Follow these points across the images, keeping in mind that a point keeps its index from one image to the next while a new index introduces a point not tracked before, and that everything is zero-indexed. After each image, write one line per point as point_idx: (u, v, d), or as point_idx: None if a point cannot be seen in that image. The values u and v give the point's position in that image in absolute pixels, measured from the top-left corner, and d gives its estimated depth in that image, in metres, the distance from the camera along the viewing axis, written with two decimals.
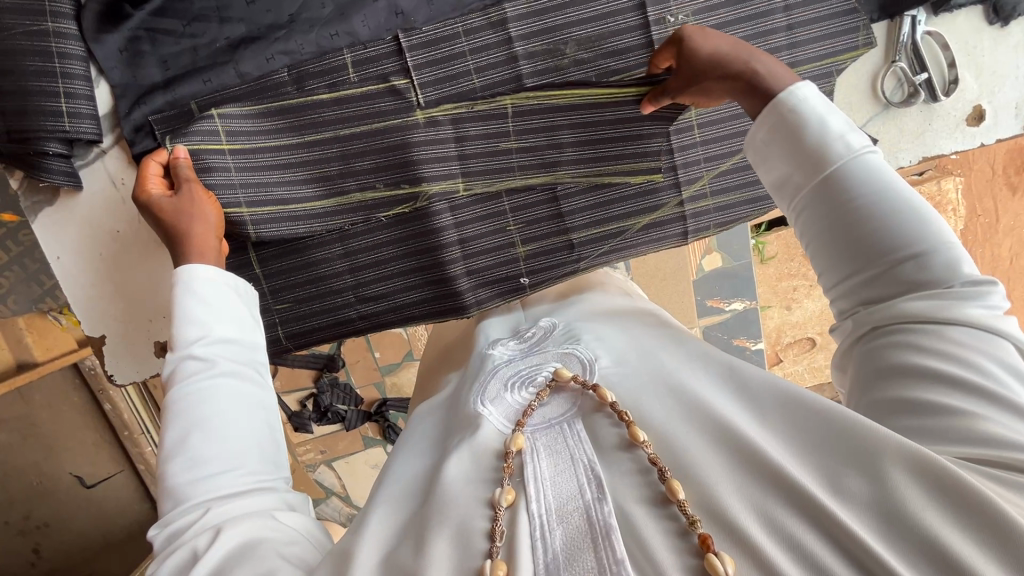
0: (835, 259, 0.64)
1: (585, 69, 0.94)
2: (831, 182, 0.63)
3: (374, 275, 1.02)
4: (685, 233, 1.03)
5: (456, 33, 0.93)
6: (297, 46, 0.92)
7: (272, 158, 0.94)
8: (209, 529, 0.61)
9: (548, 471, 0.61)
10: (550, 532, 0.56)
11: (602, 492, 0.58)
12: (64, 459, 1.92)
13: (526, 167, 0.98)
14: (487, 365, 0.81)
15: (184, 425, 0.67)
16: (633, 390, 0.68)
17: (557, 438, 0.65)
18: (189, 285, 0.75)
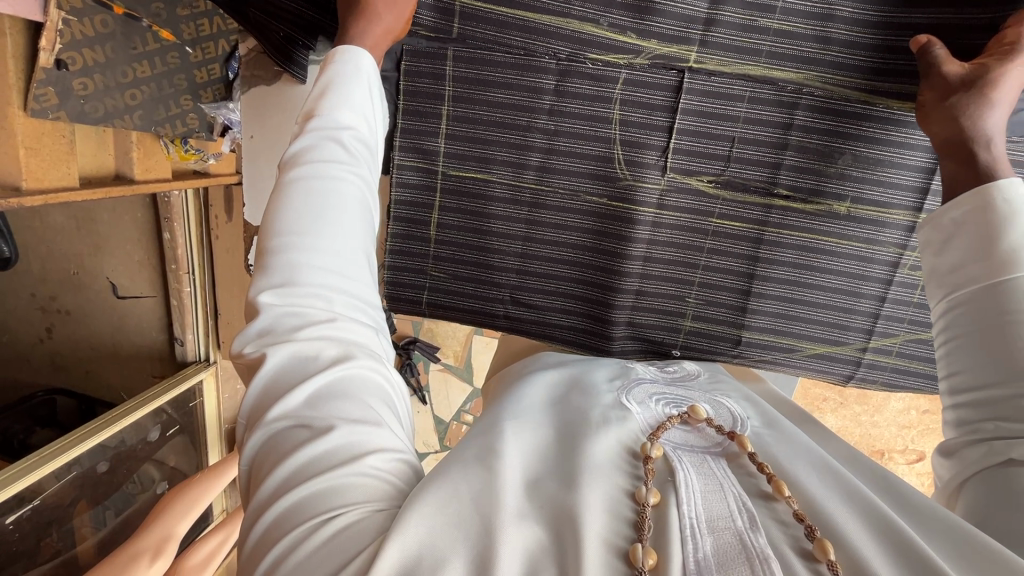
0: (974, 364, 0.61)
1: (846, 186, 0.89)
2: (1003, 292, 0.60)
3: (538, 285, 0.99)
4: (851, 376, 0.98)
5: (741, 95, 0.87)
6: (576, 35, 0.86)
7: (487, 115, 0.92)
8: (338, 344, 0.53)
9: (699, 485, 0.56)
10: (700, 536, 0.50)
11: (756, 524, 0.51)
12: (103, 259, 1.63)
13: (732, 232, 0.92)
14: (631, 374, 0.79)
15: (303, 209, 0.57)
16: (776, 453, 0.61)
17: (702, 463, 0.60)
18: (360, 62, 0.66)
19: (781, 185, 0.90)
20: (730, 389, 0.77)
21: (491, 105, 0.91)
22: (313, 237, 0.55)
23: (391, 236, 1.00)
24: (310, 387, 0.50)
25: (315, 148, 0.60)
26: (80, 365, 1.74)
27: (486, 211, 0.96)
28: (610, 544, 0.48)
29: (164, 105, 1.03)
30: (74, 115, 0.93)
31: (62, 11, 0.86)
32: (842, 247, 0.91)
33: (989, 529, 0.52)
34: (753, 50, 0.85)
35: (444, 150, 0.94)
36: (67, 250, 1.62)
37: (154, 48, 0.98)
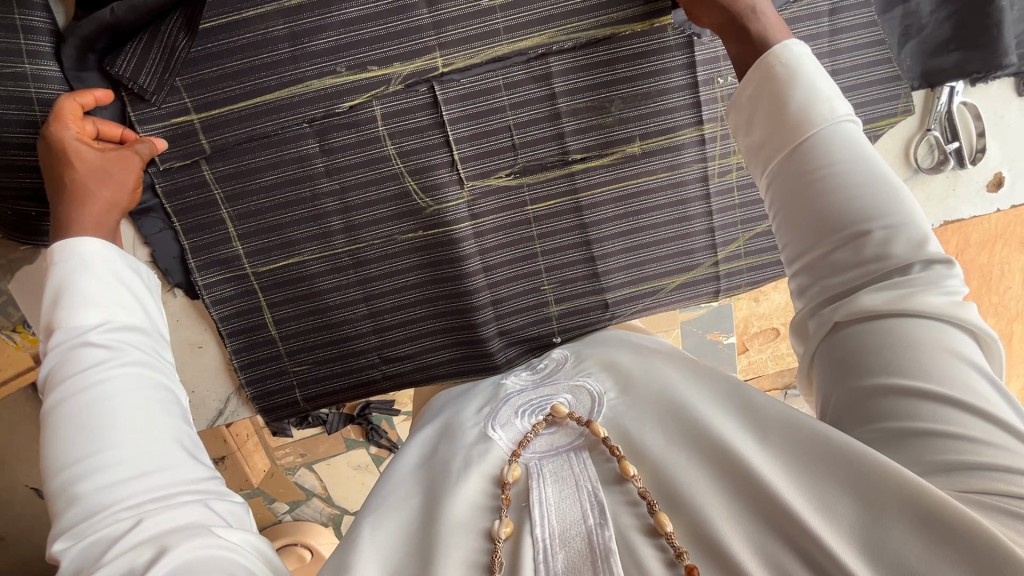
0: (800, 231, 0.59)
1: (630, 128, 0.90)
2: (805, 152, 0.59)
3: (401, 334, 0.96)
4: (718, 291, 1.01)
5: (497, 86, 0.86)
6: (302, 91, 0.82)
7: (268, 198, 0.87)
8: (149, 544, 0.51)
9: (554, 496, 0.55)
10: (552, 556, 0.50)
11: (604, 517, 0.52)
12: (6, 473, 1.46)
13: (551, 213, 0.93)
14: (500, 393, 0.76)
15: (88, 425, 0.57)
16: (630, 422, 0.61)
17: (561, 465, 0.59)
18: (80, 255, 0.64)
19: (573, 151, 0.90)
20: (592, 362, 0.75)
21: (267, 186, 0.87)
22: (97, 455, 0.56)
23: (235, 352, 0.94)
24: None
25: (69, 363, 0.60)
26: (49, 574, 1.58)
27: (316, 289, 0.92)
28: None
29: None
30: None
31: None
32: (654, 183, 0.93)
33: (840, 401, 0.53)
34: (490, 34, 0.83)
35: (244, 251, 0.89)
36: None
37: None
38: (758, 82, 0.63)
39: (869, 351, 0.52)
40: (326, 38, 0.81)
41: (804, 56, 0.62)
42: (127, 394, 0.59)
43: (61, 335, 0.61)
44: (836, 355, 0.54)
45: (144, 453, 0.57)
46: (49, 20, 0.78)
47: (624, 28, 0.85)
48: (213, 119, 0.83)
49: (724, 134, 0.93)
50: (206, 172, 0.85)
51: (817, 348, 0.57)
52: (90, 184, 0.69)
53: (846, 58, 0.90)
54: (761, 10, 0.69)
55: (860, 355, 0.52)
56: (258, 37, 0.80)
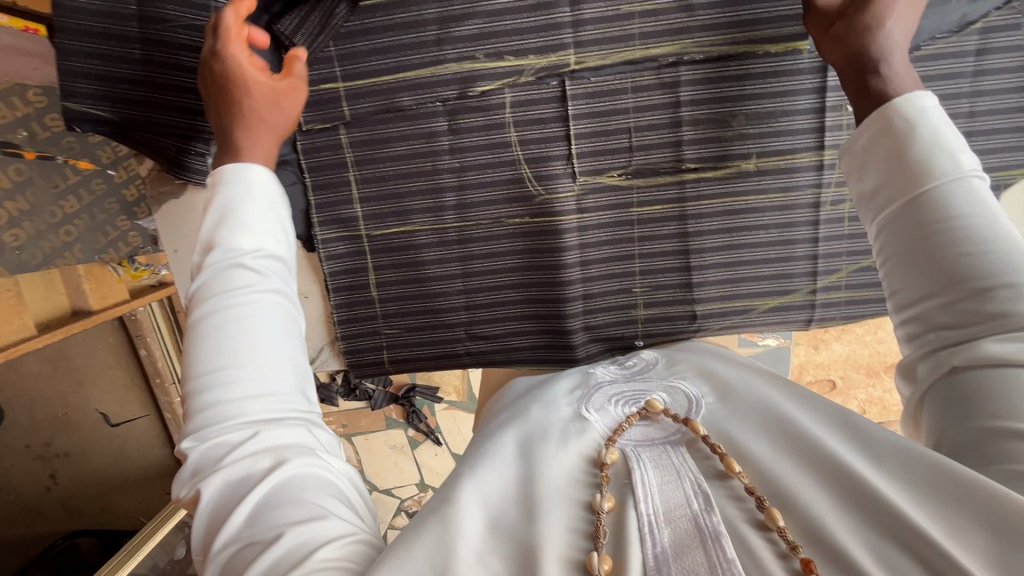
0: (912, 279, 0.57)
1: (749, 144, 0.90)
2: (923, 203, 0.57)
3: (490, 315, 1.00)
4: (810, 320, 1.00)
5: (624, 88, 0.88)
6: (442, 72, 0.88)
7: (393, 168, 0.93)
8: (269, 454, 0.56)
9: (657, 479, 0.57)
10: (657, 530, 0.52)
11: (710, 505, 0.53)
12: (89, 393, 1.67)
13: (655, 218, 0.94)
14: (590, 382, 0.79)
15: (221, 340, 0.60)
16: (731, 427, 0.62)
17: (660, 455, 0.61)
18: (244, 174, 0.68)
19: (688, 160, 0.91)
20: (686, 367, 0.77)
21: (394, 157, 0.92)
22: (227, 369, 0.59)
23: (336, 307, 1.00)
24: (249, 502, 0.53)
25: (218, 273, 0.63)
26: (93, 501, 1.74)
27: (420, 259, 0.97)
28: (571, 559, 0.51)
29: (101, 232, 1.06)
30: (15, 267, 1.00)
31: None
32: (765, 202, 0.93)
33: (953, 440, 0.52)
34: (625, 37, 0.85)
35: (362, 214, 0.95)
36: (50, 394, 1.63)
37: (74, 181, 1.02)
38: (878, 129, 0.61)
39: (987, 394, 0.50)
40: (472, 25, 0.86)
41: (929, 105, 0.60)
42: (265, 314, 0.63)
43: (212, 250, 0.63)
44: (952, 398, 0.53)
45: (267, 378, 0.60)
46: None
47: (756, 46, 0.86)
48: (357, 89, 0.89)
49: None
50: (343, 137, 0.91)
51: (930, 389, 0.55)
52: (257, 111, 0.71)
53: (985, 101, 0.88)
54: (895, 59, 0.66)
55: (980, 402, 0.50)
56: (412, 17, 0.86)
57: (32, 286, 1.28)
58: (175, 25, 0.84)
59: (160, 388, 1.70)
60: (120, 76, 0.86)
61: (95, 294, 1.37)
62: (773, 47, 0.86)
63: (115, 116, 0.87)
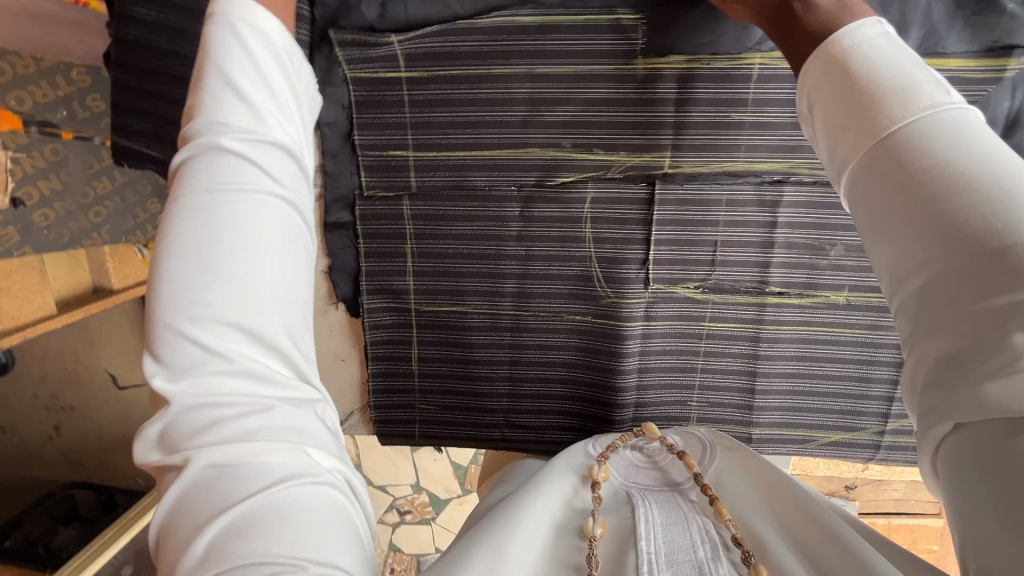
0: (900, 241, 0.40)
1: (842, 276, 0.83)
2: (901, 141, 0.41)
3: (531, 404, 0.94)
4: (870, 459, 0.93)
5: (717, 198, 0.80)
6: (521, 156, 0.80)
7: (453, 246, 0.86)
8: (281, 445, 0.41)
9: (661, 519, 0.57)
10: (658, 572, 0.51)
11: (716, 554, 0.53)
12: (100, 353, 1.60)
13: (726, 335, 0.87)
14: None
15: (201, 245, 0.42)
16: (730, 486, 0.64)
17: (665, 500, 0.62)
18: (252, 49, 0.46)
19: (773, 283, 0.84)
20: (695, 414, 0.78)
21: (456, 235, 0.86)
22: (211, 296, 0.42)
23: (373, 375, 0.95)
24: (224, 518, 0.38)
25: (206, 167, 0.44)
26: (94, 460, 1.64)
27: (467, 341, 0.91)
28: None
29: (134, 214, 1.01)
30: (40, 246, 0.90)
31: (9, 150, 0.84)
32: (848, 336, 0.86)
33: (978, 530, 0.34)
34: (729, 148, 0.77)
35: (414, 288, 0.89)
36: (60, 346, 1.57)
37: (110, 163, 0.95)
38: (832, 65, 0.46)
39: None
40: (563, 110, 0.78)
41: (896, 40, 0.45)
42: (265, 241, 0.44)
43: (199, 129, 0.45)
44: (1000, 463, 0.33)
45: (264, 307, 0.43)
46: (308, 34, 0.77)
47: None
48: (427, 161, 0.82)
49: None
50: (405, 210, 0.85)
51: (938, 441, 0.37)
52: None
53: None
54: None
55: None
56: (499, 92, 0.78)
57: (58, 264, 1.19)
58: None
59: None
60: (179, 119, 0.80)
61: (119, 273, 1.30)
62: None
63: (169, 158, 0.82)
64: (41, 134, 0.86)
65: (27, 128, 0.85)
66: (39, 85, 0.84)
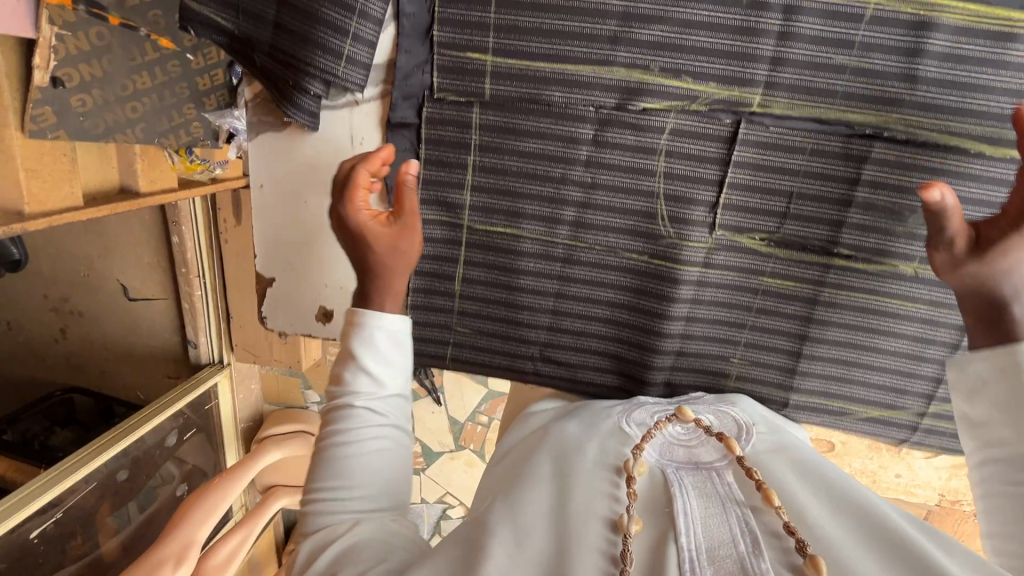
0: None
1: (916, 246, 0.80)
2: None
3: (570, 341, 0.93)
4: (904, 441, 0.92)
5: (804, 147, 0.76)
6: (604, 75, 0.76)
7: (516, 164, 0.83)
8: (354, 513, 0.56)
9: (700, 511, 0.54)
10: (699, 567, 0.48)
11: (758, 548, 0.49)
12: (113, 261, 1.44)
13: (782, 293, 0.85)
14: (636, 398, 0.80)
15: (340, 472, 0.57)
16: (776, 470, 0.60)
17: (703, 481, 0.59)
18: (373, 333, 0.61)
19: (842, 244, 0.81)
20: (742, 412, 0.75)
21: (521, 152, 0.82)
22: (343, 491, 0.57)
23: (412, 290, 0.93)
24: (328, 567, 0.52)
25: (342, 419, 0.59)
26: (97, 366, 1.58)
27: (515, 266, 0.89)
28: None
29: (168, 115, 0.89)
30: (75, 133, 0.79)
31: (54, 24, 0.75)
32: (909, 310, 0.83)
33: None
34: (825, 92, 0.73)
35: (469, 203, 0.86)
36: (70, 249, 1.41)
37: (156, 57, 0.86)
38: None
39: None
40: (656, 31, 0.74)
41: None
42: (380, 467, 0.58)
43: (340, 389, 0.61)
44: None
45: (379, 494, 0.58)
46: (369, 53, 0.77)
47: (970, 141, 0.74)
48: (506, 69, 0.78)
49: None
50: (472, 117, 0.81)
51: None
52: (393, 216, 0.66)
53: None
54: None
55: None
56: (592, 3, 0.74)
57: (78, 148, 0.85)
58: None
59: (183, 280, 1.41)
60: None
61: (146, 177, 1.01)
62: (988, 150, 0.74)
63: (239, 30, 0.80)
64: (88, 13, 0.78)
65: (75, 5, 0.76)
66: None
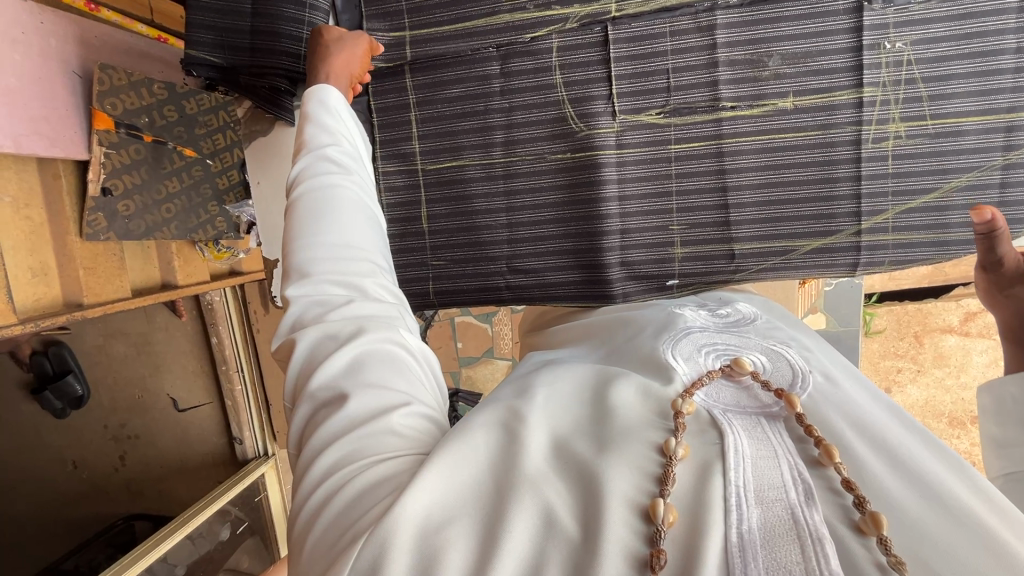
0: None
1: (784, 84, 0.94)
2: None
3: (530, 249, 1.06)
4: (856, 264, 0.98)
5: (663, 32, 0.95)
6: (492, 22, 0.98)
7: (448, 109, 1.04)
8: (359, 370, 0.57)
9: (750, 450, 0.50)
10: (746, 506, 0.45)
11: (812, 500, 0.46)
12: (163, 378, 1.75)
13: (690, 155, 0.98)
14: (678, 325, 0.75)
15: (314, 215, 0.67)
16: (834, 414, 0.56)
17: (755, 426, 0.55)
18: (328, 100, 0.76)
19: (725, 99, 0.96)
20: (789, 338, 0.70)
21: (449, 99, 1.04)
22: (319, 238, 0.65)
23: (391, 238, 1.11)
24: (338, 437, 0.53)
25: (308, 176, 0.70)
26: (155, 485, 1.80)
27: (467, 193, 1.06)
28: (631, 500, 0.47)
29: (196, 214, 1.25)
30: (121, 233, 1.13)
31: (104, 146, 1.08)
32: (804, 140, 0.95)
33: None
34: None
35: (419, 150, 1.06)
36: (130, 377, 1.73)
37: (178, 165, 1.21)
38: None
39: None
40: None
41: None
42: (351, 204, 0.69)
43: (304, 156, 0.72)
44: None
45: (348, 243, 0.66)
46: None
47: None
48: (421, 38, 1.01)
49: (884, 100, 0.92)
50: (405, 83, 1.04)
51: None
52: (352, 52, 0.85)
53: None
54: None
55: None
56: None
57: (134, 253, 1.24)
58: None
59: (225, 376, 1.73)
60: (233, 28, 1.03)
61: (183, 270, 1.35)
62: None
63: (224, 62, 1.04)
64: (127, 134, 1.11)
65: (116, 128, 1.09)
66: (128, 95, 1.11)
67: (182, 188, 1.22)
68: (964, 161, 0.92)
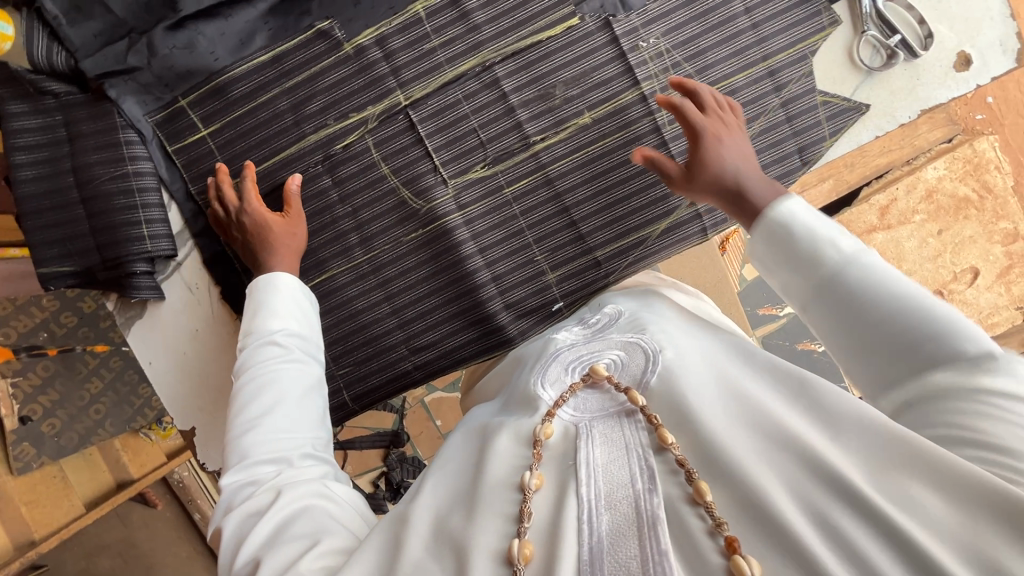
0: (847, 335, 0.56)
1: (576, 104, 1.04)
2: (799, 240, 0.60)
3: (422, 325, 1.09)
4: (704, 230, 1.07)
5: (458, 99, 1.04)
6: (306, 145, 1.06)
7: None
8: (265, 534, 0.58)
9: (602, 458, 0.53)
10: (596, 516, 0.49)
11: (653, 482, 0.50)
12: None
13: (523, 192, 1.06)
14: (551, 351, 0.77)
15: (266, 395, 0.71)
16: (675, 379, 0.58)
17: (612, 429, 0.57)
18: (274, 286, 0.84)
19: (532, 134, 1.05)
20: (643, 321, 0.72)
21: None
22: (263, 415, 0.69)
23: None
24: None
25: (258, 356, 0.76)
26: None
27: (346, 298, 1.10)
28: (495, 551, 0.50)
29: None
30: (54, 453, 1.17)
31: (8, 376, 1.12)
32: (614, 143, 1.04)
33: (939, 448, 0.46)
34: (434, 67, 1.03)
35: None
36: None
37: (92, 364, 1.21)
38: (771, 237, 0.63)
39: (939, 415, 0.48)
40: (318, 101, 1.05)
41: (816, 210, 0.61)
42: (300, 380, 0.74)
43: (256, 338, 0.78)
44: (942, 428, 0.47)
45: (293, 416, 0.70)
46: (164, 227, 1.07)
47: (540, 35, 1.02)
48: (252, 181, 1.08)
49: (662, 87, 1.03)
50: None
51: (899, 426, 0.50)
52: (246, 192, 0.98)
53: None
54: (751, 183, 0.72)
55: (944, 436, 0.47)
56: (270, 110, 1.05)
57: (79, 470, 1.31)
58: (101, 183, 1.05)
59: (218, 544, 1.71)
60: (76, 235, 1.07)
61: (134, 463, 1.39)
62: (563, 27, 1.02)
63: (79, 267, 1.08)
64: (29, 356, 1.14)
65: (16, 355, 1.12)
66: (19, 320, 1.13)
67: (105, 384, 1.22)
68: (748, 111, 1.02)
